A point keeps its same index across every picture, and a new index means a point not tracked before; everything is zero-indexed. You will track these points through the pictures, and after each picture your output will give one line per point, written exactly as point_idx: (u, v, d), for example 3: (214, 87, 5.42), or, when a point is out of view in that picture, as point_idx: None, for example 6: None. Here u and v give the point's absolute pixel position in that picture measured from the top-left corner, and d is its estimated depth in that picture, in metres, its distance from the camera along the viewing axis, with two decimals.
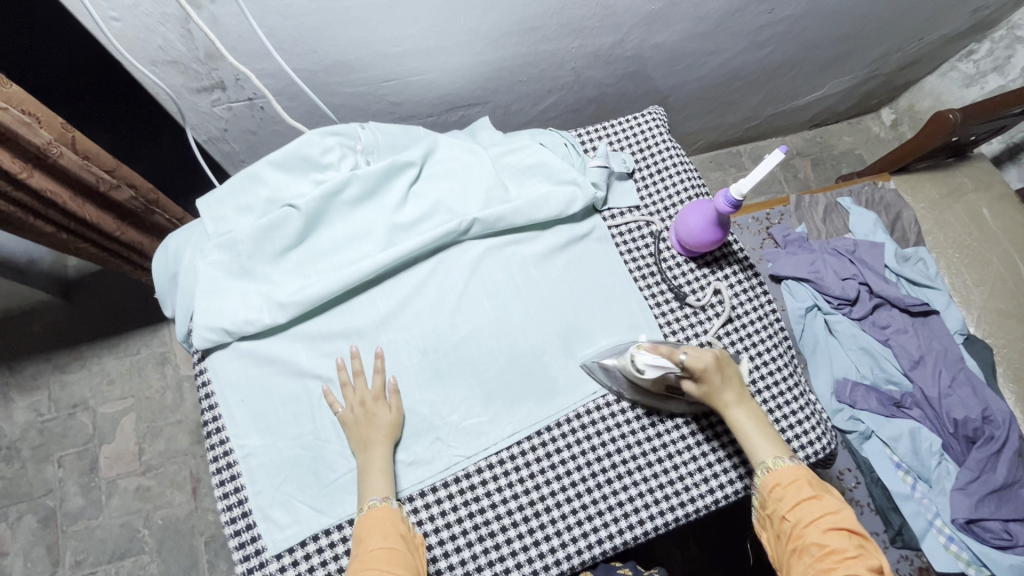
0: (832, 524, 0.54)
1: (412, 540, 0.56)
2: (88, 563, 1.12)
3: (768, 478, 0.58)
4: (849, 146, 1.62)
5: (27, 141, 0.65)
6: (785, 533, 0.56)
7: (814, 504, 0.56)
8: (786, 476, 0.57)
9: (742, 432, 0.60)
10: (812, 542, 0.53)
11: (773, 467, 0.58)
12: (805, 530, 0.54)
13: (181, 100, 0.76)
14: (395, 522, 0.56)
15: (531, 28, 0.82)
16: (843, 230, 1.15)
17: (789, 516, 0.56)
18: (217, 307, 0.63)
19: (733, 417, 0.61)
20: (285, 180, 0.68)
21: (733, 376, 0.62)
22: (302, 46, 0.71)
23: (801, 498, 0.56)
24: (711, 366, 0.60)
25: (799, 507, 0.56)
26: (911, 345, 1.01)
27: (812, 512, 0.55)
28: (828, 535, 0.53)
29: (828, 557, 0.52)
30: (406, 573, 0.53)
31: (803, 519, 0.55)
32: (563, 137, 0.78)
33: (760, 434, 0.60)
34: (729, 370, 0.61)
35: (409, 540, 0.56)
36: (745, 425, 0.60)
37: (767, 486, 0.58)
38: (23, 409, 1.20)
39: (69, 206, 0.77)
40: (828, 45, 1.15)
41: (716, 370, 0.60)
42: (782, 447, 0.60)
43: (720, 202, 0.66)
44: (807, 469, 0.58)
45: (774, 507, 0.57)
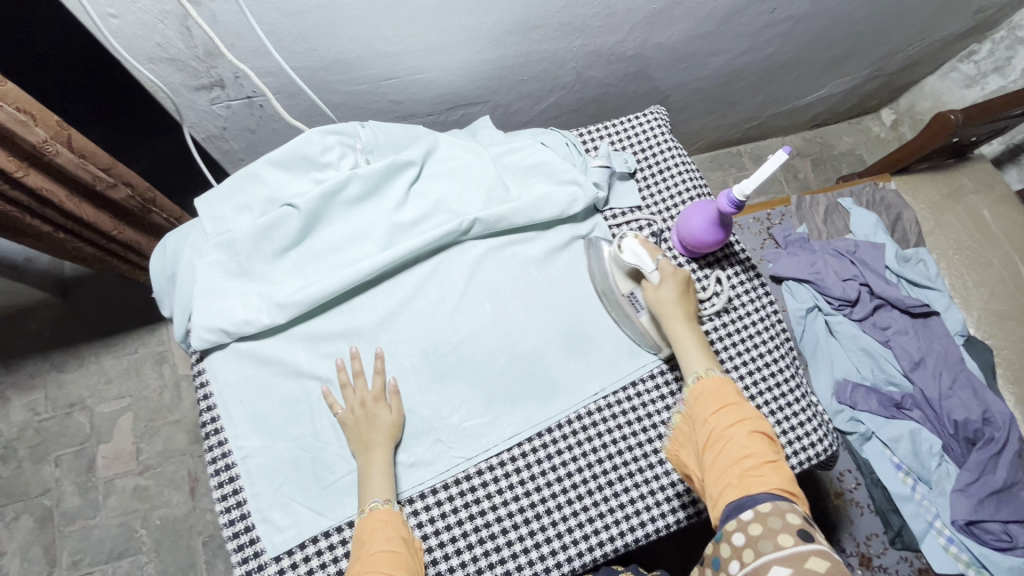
0: (753, 430, 0.53)
1: (412, 544, 0.56)
2: (85, 563, 1.12)
3: (697, 384, 0.58)
4: (850, 147, 1.62)
5: (23, 140, 0.64)
6: (706, 438, 0.54)
7: (736, 411, 0.55)
8: (713, 385, 0.57)
9: (679, 343, 0.62)
10: (734, 445, 0.52)
11: (703, 376, 0.59)
12: (727, 433, 0.53)
13: (179, 98, 0.75)
14: (395, 523, 0.55)
15: (532, 27, 0.81)
16: (843, 230, 1.15)
17: (711, 419, 0.55)
18: (215, 307, 0.62)
19: (676, 330, 0.62)
20: (285, 179, 0.68)
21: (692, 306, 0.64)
22: (302, 44, 0.70)
23: (724, 405, 0.55)
24: (678, 278, 0.64)
25: (723, 413, 0.55)
26: (911, 346, 1.01)
27: (735, 419, 0.54)
28: (750, 440, 0.52)
29: (749, 461, 0.51)
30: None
31: (725, 423, 0.54)
32: (564, 136, 0.77)
33: (697, 354, 0.61)
34: (692, 301, 0.65)
35: (409, 544, 0.55)
36: (685, 339, 0.62)
37: (696, 392, 0.57)
38: (20, 409, 1.19)
39: (65, 205, 0.76)
40: (829, 45, 1.14)
41: (681, 286, 0.64)
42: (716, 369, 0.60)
43: (722, 202, 0.65)
44: (733, 385, 0.58)
45: (699, 413, 0.56)
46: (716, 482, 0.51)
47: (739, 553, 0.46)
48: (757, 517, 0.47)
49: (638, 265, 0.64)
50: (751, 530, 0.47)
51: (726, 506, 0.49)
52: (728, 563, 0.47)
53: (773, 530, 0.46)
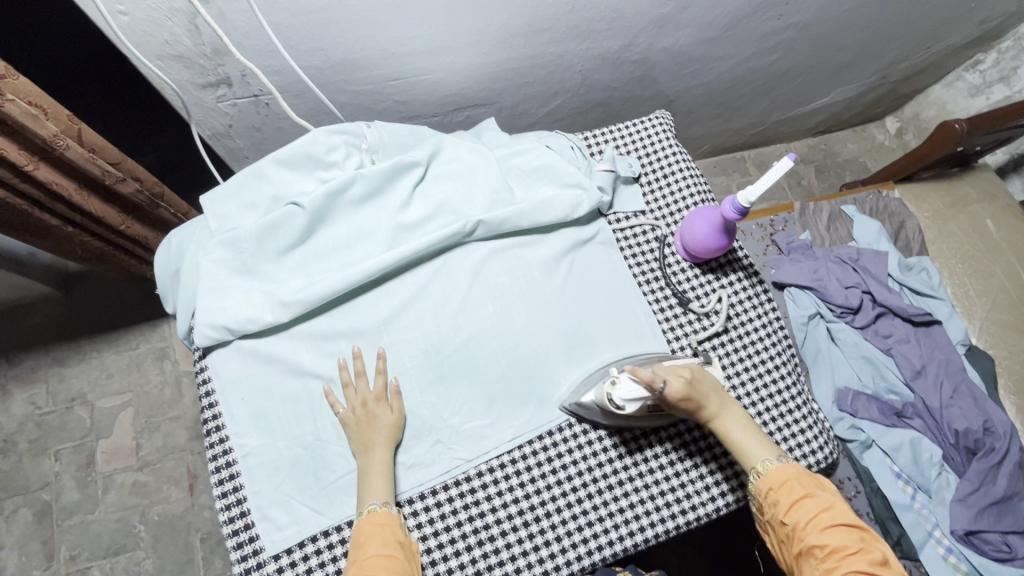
0: (829, 521, 0.54)
1: (410, 550, 0.56)
2: (82, 558, 1.12)
3: (761, 484, 0.58)
4: (853, 154, 1.62)
5: (34, 133, 0.64)
6: (788, 537, 0.56)
7: (810, 502, 0.56)
8: (777, 478, 0.58)
9: (734, 443, 0.61)
10: (813, 544, 0.53)
11: (763, 472, 0.59)
12: (804, 531, 0.54)
13: (187, 95, 0.76)
14: (393, 527, 0.55)
15: (539, 30, 0.82)
16: (846, 238, 1.15)
17: (787, 520, 0.56)
18: (219, 304, 0.62)
19: (723, 430, 0.61)
20: (291, 178, 0.68)
21: (709, 388, 0.61)
22: (310, 43, 0.71)
23: (795, 500, 0.56)
24: (687, 393, 0.58)
25: (796, 508, 0.56)
26: (913, 355, 1.01)
27: (809, 512, 0.55)
28: (826, 533, 0.53)
29: (831, 556, 0.52)
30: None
31: (801, 521, 0.55)
32: (569, 140, 0.77)
33: (749, 438, 0.61)
34: (705, 386, 0.61)
35: (407, 547, 0.55)
36: (738, 433, 0.61)
37: (762, 492, 0.58)
38: (21, 402, 1.19)
39: (74, 199, 0.77)
40: (835, 52, 1.14)
41: (693, 394, 0.59)
42: (770, 449, 0.60)
43: (727, 209, 0.65)
44: (796, 466, 0.59)
45: (774, 513, 0.57)
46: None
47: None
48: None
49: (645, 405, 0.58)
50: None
51: None
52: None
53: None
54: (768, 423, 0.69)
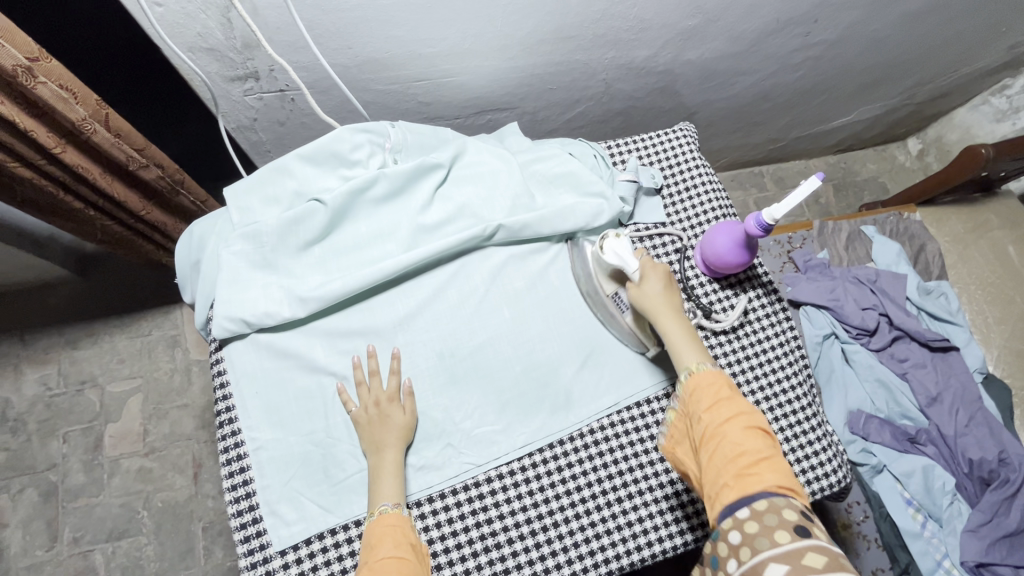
0: (751, 427, 0.51)
1: (422, 555, 0.55)
2: (85, 540, 1.13)
3: (689, 380, 0.56)
4: (873, 174, 1.61)
5: (63, 117, 0.65)
6: (700, 436, 0.53)
7: (732, 406, 0.53)
8: (707, 379, 0.55)
9: (669, 338, 0.59)
10: (731, 444, 0.50)
11: (695, 371, 0.56)
12: (723, 431, 0.51)
13: (215, 88, 0.76)
14: (404, 529, 0.54)
15: (566, 37, 0.82)
16: (865, 258, 1.13)
17: (706, 417, 0.53)
18: (238, 297, 0.62)
19: (665, 325, 0.59)
20: (314, 174, 0.68)
21: (677, 294, 0.62)
22: (339, 42, 0.71)
23: (719, 400, 0.53)
24: (659, 272, 0.62)
25: (717, 409, 0.53)
26: (929, 381, 0.99)
27: (730, 415, 0.52)
28: (747, 437, 0.51)
29: (745, 458, 0.49)
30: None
31: (721, 420, 0.52)
32: (593, 148, 0.77)
33: (683, 345, 0.59)
34: (676, 290, 0.62)
35: (418, 550, 0.55)
36: (675, 335, 0.59)
37: (688, 389, 0.55)
38: (33, 382, 1.21)
39: (97, 182, 0.77)
40: (862, 71, 1.13)
41: (661, 279, 0.61)
42: (702, 357, 0.58)
43: (750, 225, 0.64)
44: (727, 376, 0.56)
45: (692, 410, 0.54)
46: (712, 480, 0.50)
47: (737, 552, 0.46)
48: (753, 514, 0.47)
49: (619, 266, 0.62)
50: (748, 529, 0.46)
51: (720, 504, 0.49)
52: (727, 562, 0.47)
53: (770, 528, 0.45)
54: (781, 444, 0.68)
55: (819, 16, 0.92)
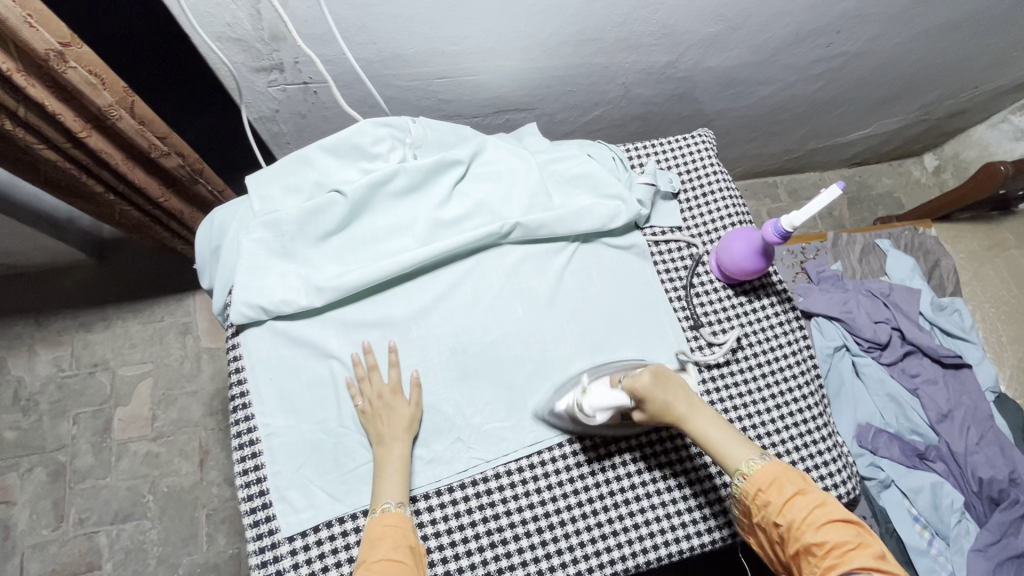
0: (825, 517, 0.50)
1: (421, 556, 0.55)
2: (91, 522, 1.14)
3: (748, 486, 0.54)
4: (888, 189, 1.60)
5: (90, 102, 0.65)
6: (781, 539, 0.51)
7: (803, 498, 0.52)
8: (765, 476, 0.53)
9: (707, 443, 0.56)
10: (810, 543, 0.49)
11: (748, 473, 0.54)
12: (799, 531, 0.50)
13: (240, 78, 0.77)
14: (404, 531, 0.54)
15: (587, 40, 0.82)
16: (878, 272, 1.12)
17: (780, 520, 0.51)
18: (256, 284, 0.63)
19: (697, 432, 0.57)
20: (335, 165, 0.69)
21: (675, 387, 0.58)
22: (363, 36, 0.72)
23: (788, 497, 0.52)
24: (651, 384, 0.56)
25: (789, 505, 0.52)
26: (940, 398, 0.99)
27: (803, 510, 0.51)
28: (824, 531, 0.49)
29: (829, 552, 0.48)
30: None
31: (795, 519, 0.51)
32: (611, 150, 0.77)
33: (722, 437, 0.57)
34: (674, 384, 0.58)
35: (417, 552, 0.55)
36: (716, 436, 0.56)
37: (749, 493, 0.53)
38: (46, 363, 1.22)
39: (119, 168, 0.78)
40: (882, 84, 1.13)
41: (657, 387, 0.56)
42: (745, 446, 0.56)
43: (768, 232, 0.64)
44: (778, 462, 0.55)
45: (762, 513, 0.53)
46: None
47: None
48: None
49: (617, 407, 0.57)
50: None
51: None
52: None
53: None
54: (791, 452, 0.68)
55: (842, 28, 0.92)
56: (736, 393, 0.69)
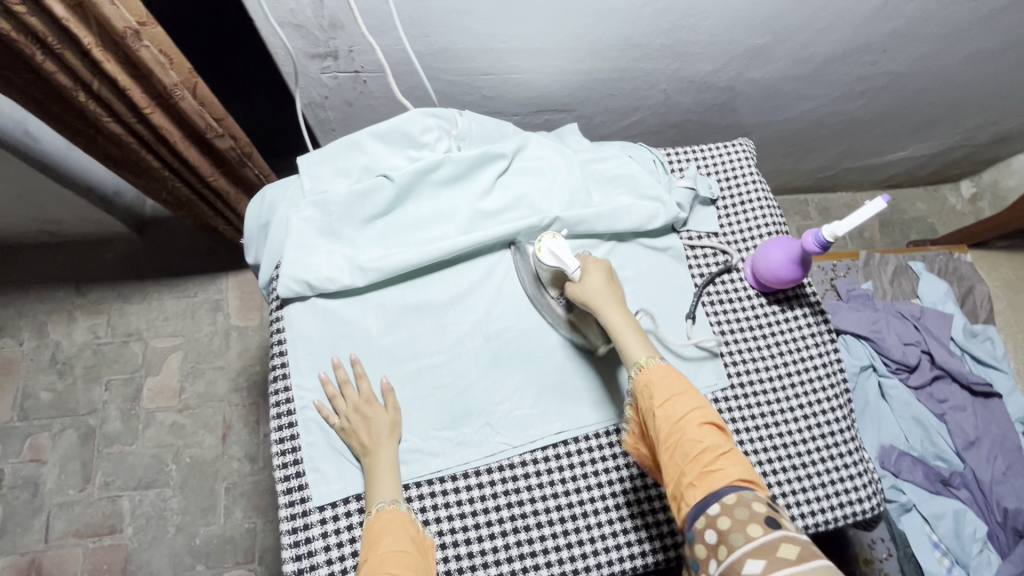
0: (703, 421, 0.53)
1: (424, 549, 0.56)
2: (116, 486, 1.17)
3: (641, 375, 0.57)
4: (921, 214, 1.58)
5: (158, 80, 0.67)
6: (660, 435, 0.54)
7: (684, 402, 0.54)
8: (657, 374, 0.56)
9: (615, 326, 0.59)
10: (690, 441, 0.52)
11: (645, 365, 0.57)
12: (681, 429, 0.53)
13: (296, 63, 0.80)
14: (403, 523, 0.56)
15: (633, 45, 0.83)
16: (910, 294, 1.11)
17: (663, 416, 0.54)
18: (303, 260, 0.65)
19: (612, 314, 0.60)
20: (384, 152, 0.71)
21: (620, 285, 0.63)
22: (418, 29, 0.74)
23: (673, 396, 0.55)
24: (603, 268, 0.63)
25: (672, 403, 0.54)
26: (968, 424, 0.97)
27: (685, 410, 0.54)
28: (703, 432, 0.52)
29: (703, 454, 0.51)
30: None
31: (677, 417, 0.54)
32: (653, 153, 0.78)
33: (629, 331, 0.59)
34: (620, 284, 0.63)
35: (420, 542, 0.56)
36: (624, 326, 0.59)
37: (641, 387, 0.56)
38: (83, 329, 1.26)
39: (177, 146, 0.80)
40: (924, 105, 1.12)
41: (606, 272, 0.63)
42: (647, 347, 0.59)
43: (808, 241, 0.65)
44: (674, 368, 0.58)
45: (648, 409, 0.55)
46: (678, 480, 0.52)
47: (715, 551, 0.47)
48: (723, 509, 0.48)
49: (559, 264, 0.63)
50: (720, 525, 0.47)
51: (691, 504, 0.50)
52: (706, 564, 0.47)
53: (742, 521, 0.47)
54: (816, 463, 0.68)
55: (888, 46, 0.92)
56: (764, 400, 0.69)
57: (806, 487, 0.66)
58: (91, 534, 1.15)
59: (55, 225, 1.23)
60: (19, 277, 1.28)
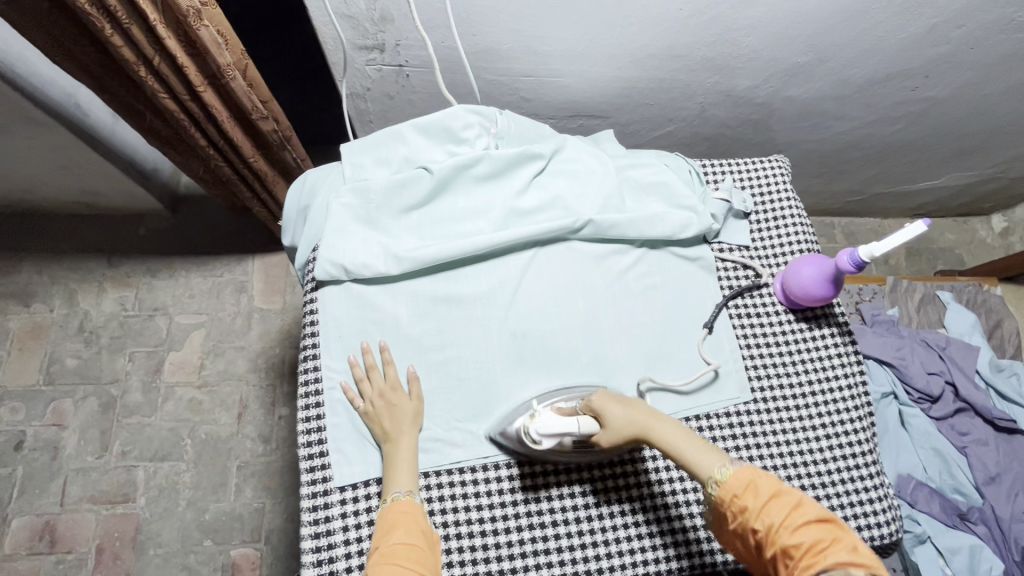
0: (800, 519, 0.51)
1: (434, 541, 0.57)
2: (132, 456, 1.20)
3: (721, 492, 0.54)
4: (950, 244, 1.56)
5: (212, 59, 0.69)
6: (760, 543, 0.52)
7: (779, 502, 0.52)
8: (738, 481, 0.54)
9: (673, 448, 0.57)
10: (786, 544, 0.50)
11: (721, 479, 0.55)
12: (776, 534, 0.51)
13: (344, 53, 0.81)
14: (416, 516, 0.56)
15: (675, 55, 0.84)
16: (936, 323, 1.10)
17: (756, 524, 0.52)
18: (340, 245, 0.66)
19: (661, 438, 0.58)
20: (424, 144, 0.72)
21: (637, 403, 0.60)
22: (466, 27, 0.76)
23: (762, 500, 0.53)
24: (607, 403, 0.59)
25: (763, 509, 0.52)
26: (989, 460, 0.95)
27: (777, 513, 0.52)
28: (799, 531, 0.50)
29: (803, 553, 0.49)
30: (425, 571, 0.53)
31: (770, 521, 0.51)
32: (688, 163, 0.78)
33: (688, 445, 0.57)
34: (634, 401, 0.60)
35: (430, 539, 0.56)
36: (682, 443, 0.57)
37: (725, 500, 0.54)
38: (112, 300, 1.29)
39: (223, 125, 0.81)
40: (963, 135, 1.11)
41: (614, 401, 0.59)
42: (712, 454, 0.57)
43: (844, 260, 0.64)
44: (750, 467, 0.55)
45: (740, 518, 0.53)
46: None
47: None
48: None
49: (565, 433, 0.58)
50: None
51: None
52: None
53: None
54: (835, 484, 0.67)
55: (931, 72, 0.91)
56: (786, 416, 0.69)
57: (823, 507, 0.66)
58: (105, 501, 1.17)
59: (92, 197, 1.26)
60: (54, 245, 1.31)
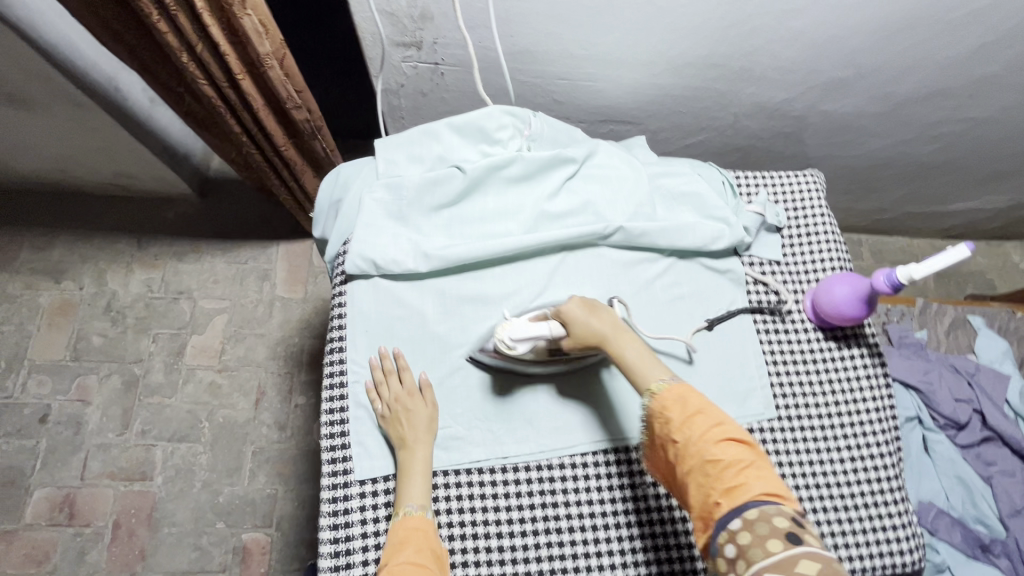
0: (724, 438, 0.52)
1: (444, 559, 0.57)
2: (151, 435, 1.22)
3: (655, 403, 0.55)
4: (981, 268, 1.52)
5: (254, 48, 0.70)
6: (679, 457, 0.53)
7: (703, 418, 0.53)
8: (671, 396, 0.55)
9: (624, 361, 0.58)
10: (707, 460, 0.51)
11: (657, 391, 0.55)
12: (698, 449, 0.52)
13: (381, 49, 0.82)
14: (426, 534, 0.56)
15: (712, 64, 0.83)
16: (965, 349, 1.07)
17: (680, 439, 0.53)
18: (371, 239, 0.66)
19: (618, 350, 0.59)
20: (458, 143, 0.72)
21: (603, 314, 0.61)
22: (505, 28, 0.76)
23: (689, 415, 0.53)
24: (575, 310, 0.61)
25: (688, 424, 0.53)
26: (1015, 492, 0.93)
27: (701, 429, 0.52)
28: (721, 448, 0.51)
29: (724, 473, 0.50)
30: None
31: (694, 437, 0.52)
32: (722, 175, 0.78)
33: (641, 358, 0.58)
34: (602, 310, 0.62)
35: (441, 559, 0.56)
36: (635, 355, 0.58)
37: (655, 412, 0.55)
38: (139, 281, 1.32)
39: (258, 113, 0.82)
40: (1002, 157, 1.08)
41: (580, 310, 0.61)
42: (659, 369, 0.57)
43: (879, 280, 0.63)
44: (685, 383, 0.56)
45: (664, 431, 0.54)
46: (699, 500, 0.51)
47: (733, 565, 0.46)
48: (745, 525, 0.47)
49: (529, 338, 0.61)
50: (740, 541, 0.46)
51: (713, 523, 0.49)
52: None
53: (761, 537, 0.46)
54: (857, 508, 0.66)
55: (975, 92, 0.89)
56: (811, 436, 0.68)
57: (845, 531, 0.65)
58: (123, 478, 1.19)
59: (125, 179, 1.29)
60: (86, 224, 1.34)
